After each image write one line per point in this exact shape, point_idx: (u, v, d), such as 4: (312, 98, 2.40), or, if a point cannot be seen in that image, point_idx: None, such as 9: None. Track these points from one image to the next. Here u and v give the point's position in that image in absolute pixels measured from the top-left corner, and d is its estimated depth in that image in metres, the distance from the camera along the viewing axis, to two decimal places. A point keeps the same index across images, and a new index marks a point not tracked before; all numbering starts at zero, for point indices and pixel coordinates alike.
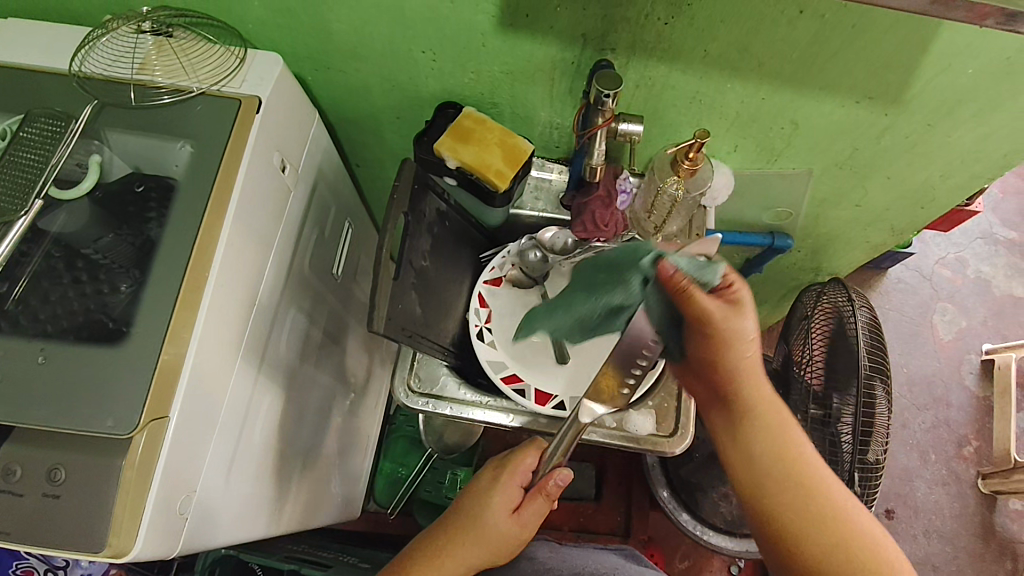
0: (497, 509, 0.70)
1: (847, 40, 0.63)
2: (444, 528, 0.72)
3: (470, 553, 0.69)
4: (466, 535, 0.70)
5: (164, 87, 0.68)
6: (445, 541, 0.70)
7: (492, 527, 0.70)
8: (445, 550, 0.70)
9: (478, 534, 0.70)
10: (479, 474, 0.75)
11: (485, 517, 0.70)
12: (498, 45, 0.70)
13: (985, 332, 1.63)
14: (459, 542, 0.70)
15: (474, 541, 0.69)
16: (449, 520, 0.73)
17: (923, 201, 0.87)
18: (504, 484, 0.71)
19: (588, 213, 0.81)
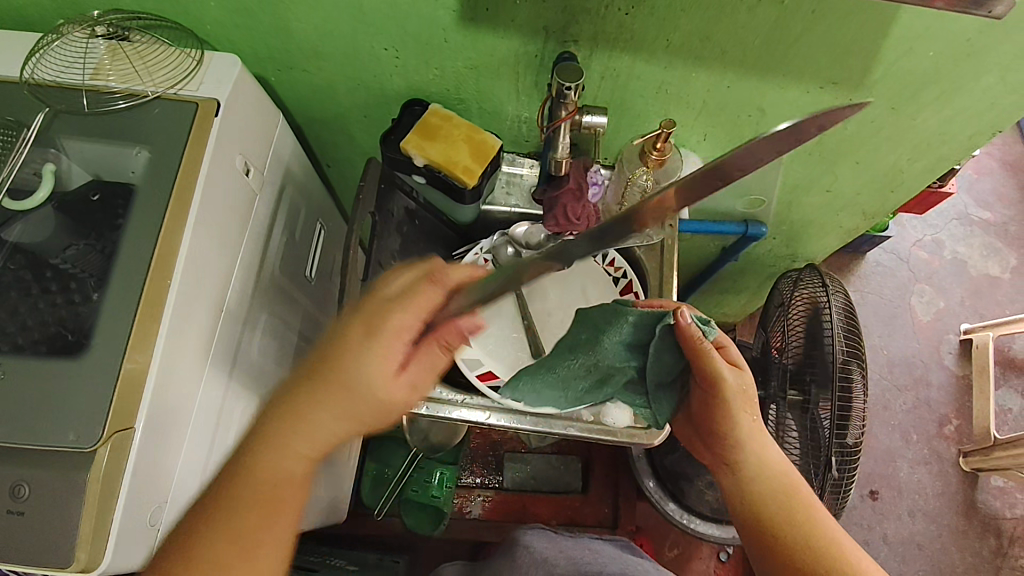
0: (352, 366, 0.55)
1: (808, 25, 0.62)
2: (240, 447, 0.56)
3: (328, 426, 0.55)
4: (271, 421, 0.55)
5: (118, 92, 0.66)
6: (285, 417, 0.55)
7: (314, 434, 0.55)
8: (298, 426, 0.55)
9: (344, 415, 0.55)
10: (333, 317, 0.61)
11: (347, 390, 0.55)
12: (461, 40, 0.69)
13: (962, 311, 1.64)
14: (300, 440, 0.55)
15: (328, 433, 0.55)
16: (264, 420, 0.56)
17: (891, 185, 0.88)
18: (362, 355, 0.55)
19: (560, 208, 0.79)
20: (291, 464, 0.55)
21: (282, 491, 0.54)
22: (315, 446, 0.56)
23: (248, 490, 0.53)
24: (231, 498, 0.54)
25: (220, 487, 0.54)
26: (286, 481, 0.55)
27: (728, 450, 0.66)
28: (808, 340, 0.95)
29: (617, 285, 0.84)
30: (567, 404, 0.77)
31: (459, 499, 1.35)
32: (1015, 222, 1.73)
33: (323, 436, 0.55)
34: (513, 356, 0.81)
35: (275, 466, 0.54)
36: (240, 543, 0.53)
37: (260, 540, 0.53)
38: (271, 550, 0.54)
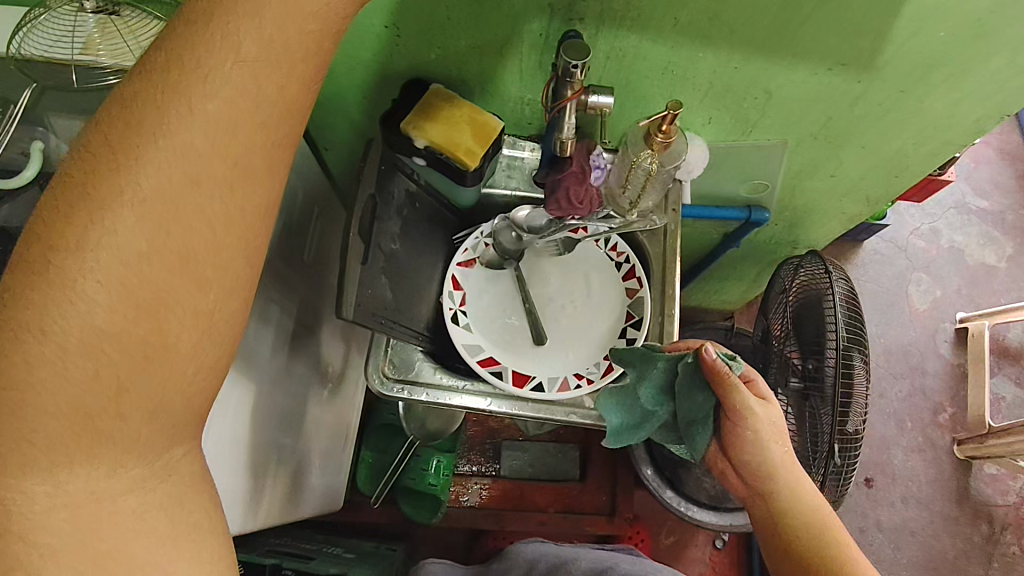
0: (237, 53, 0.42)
1: (819, 4, 0.61)
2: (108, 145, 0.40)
3: (214, 111, 0.42)
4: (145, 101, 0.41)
5: (108, 68, 0.64)
6: (143, 158, 0.40)
7: (233, 132, 0.43)
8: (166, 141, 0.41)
9: (261, 60, 0.42)
10: None
11: (251, 33, 0.42)
12: (463, 18, 0.67)
13: (958, 300, 1.65)
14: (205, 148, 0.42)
15: (241, 132, 0.43)
16: (127, 103, 0.41)
17: (897, 170, 0.87)
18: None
19: (562, 192, 0.76)
20: (194, 151, 0.41)
21: (178, 210, 0.41)
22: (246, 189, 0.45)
23: (137, 214, 0.40)
24: (88, 343, 0.39)
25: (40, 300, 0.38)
26: (207, 255, 0.43)
27: (766, 483, 0.64)
28: (810, 328, 0.94)
29: (620, 270, 0.83)
30: (570, 391, 0.76)
31: (455, 487, 1.35)
32: (1012, 211, 1.73)
33: (212, 129, 0.42)
34: (515, 342, 0.80)
35: (137, 231, 0.40)
36: (142, 357, 0.41)
37: (162, 321, 0.42)
38: (183, 353, 0.43)
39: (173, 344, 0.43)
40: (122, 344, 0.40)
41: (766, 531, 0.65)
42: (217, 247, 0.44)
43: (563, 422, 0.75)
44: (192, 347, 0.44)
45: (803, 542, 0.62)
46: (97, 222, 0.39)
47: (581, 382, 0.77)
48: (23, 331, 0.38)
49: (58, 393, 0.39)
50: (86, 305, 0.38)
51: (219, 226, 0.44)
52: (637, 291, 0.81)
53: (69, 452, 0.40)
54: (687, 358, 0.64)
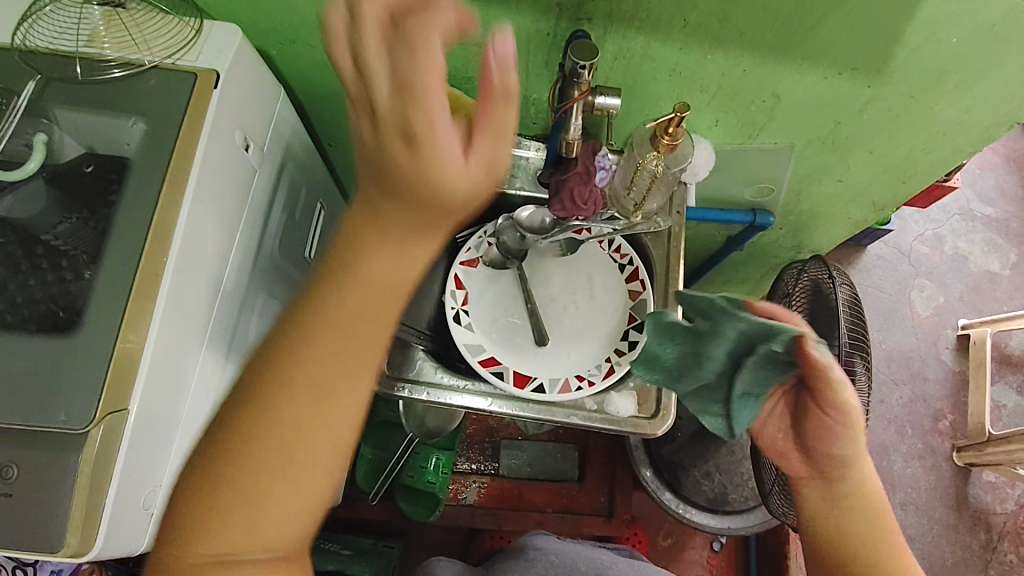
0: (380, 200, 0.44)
1: (830, 7, 0.61)
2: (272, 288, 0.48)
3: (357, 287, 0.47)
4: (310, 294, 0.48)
5: (113, 60, 0.63)
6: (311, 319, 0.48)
7: (385, 293, 0.47)
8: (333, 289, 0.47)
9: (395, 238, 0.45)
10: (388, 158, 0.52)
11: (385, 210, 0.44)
12: (471, 15, 0.67)
13: (961, 307, 1.64)
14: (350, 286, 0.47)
15: (383, 288, 0.47)
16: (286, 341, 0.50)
17: (904, 176, 0.86)
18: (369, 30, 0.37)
19: (567, 191, 0.76)
20: (329, 336, 0.48)
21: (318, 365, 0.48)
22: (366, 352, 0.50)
23: (290, 359, 0.48)
24: (256, 462, 0.48)
25: (240, 408, 0.49)
26: (326, 442, 0.49)
27: (842, 484, 0.64)
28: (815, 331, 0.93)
29: (623, 272, 0.82)
30: (572, 393, 0.76)
31: (454, 486, 1.34)
32: (1017, 219, 1.73)
33: (344, 312, 0.47)
34: (516, 343, 0.78)
35: (290, 403, 0.48)
36: (275, 473, 0.48)
37: (291, 434, 0.48)
38: (307, 471, 0.49)
39: (292, 456, 0.48)
40: (255, 461, 0.48)
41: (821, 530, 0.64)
42: (309, 464, 0.49)
43: (562, 424, 0.75)
44: (315, 480, 0.50)
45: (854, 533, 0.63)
46: (248, 439, 0.48)
47: (582, 384, 0.76)
48: (222, 439, 0.49)
49: (226, 490, 0.48)
50: (251, 470, 0.48)
51: (307, 451, 0.49)
52: (639, 293, 0.81)
53: (225, 506, 0.48)
54: (776, 346, 0.57)
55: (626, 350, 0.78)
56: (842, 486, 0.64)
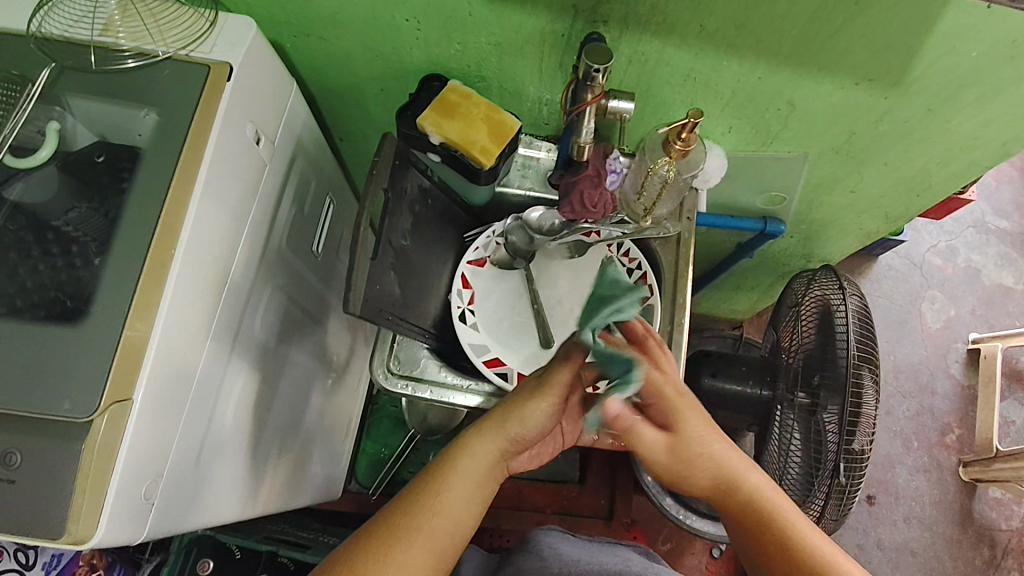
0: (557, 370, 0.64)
1: (850, 17, 0.60)
2: (420, 485, 0.62)
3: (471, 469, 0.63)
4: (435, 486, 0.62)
5: (127, 50, 0.63)
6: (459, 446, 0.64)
7: (478, 441, 0.65)
8: (443, 492, 0.61)
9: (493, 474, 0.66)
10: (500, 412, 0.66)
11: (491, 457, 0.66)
12: (485, 15, 0.67)
13: (972, 321, 1.62)
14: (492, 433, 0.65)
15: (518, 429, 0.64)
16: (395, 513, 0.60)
17: (919, 188, 0.85)
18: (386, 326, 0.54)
19: (577, 194, 0.76)
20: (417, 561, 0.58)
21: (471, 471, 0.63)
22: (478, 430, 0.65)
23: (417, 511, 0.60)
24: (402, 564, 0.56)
25: (401, 505, 0.61)
26: None
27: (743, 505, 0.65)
28: (819, 344, 0.93)
29: (631, 276, 0.81)
30: None
31: None
32: None
33: (460, 511, 0.61)
34: (521, 343, 0.79)
35: (415, 557, 0.57)
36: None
37: (444, 521, 0.60)
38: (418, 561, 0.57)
39: None
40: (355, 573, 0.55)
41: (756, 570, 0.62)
42: None
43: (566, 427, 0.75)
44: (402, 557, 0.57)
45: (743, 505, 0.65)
46: None
47: None
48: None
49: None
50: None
51: None
52: (648, 298, 0.80)
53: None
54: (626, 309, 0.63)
55: None
56: (748, 513, 0.64)
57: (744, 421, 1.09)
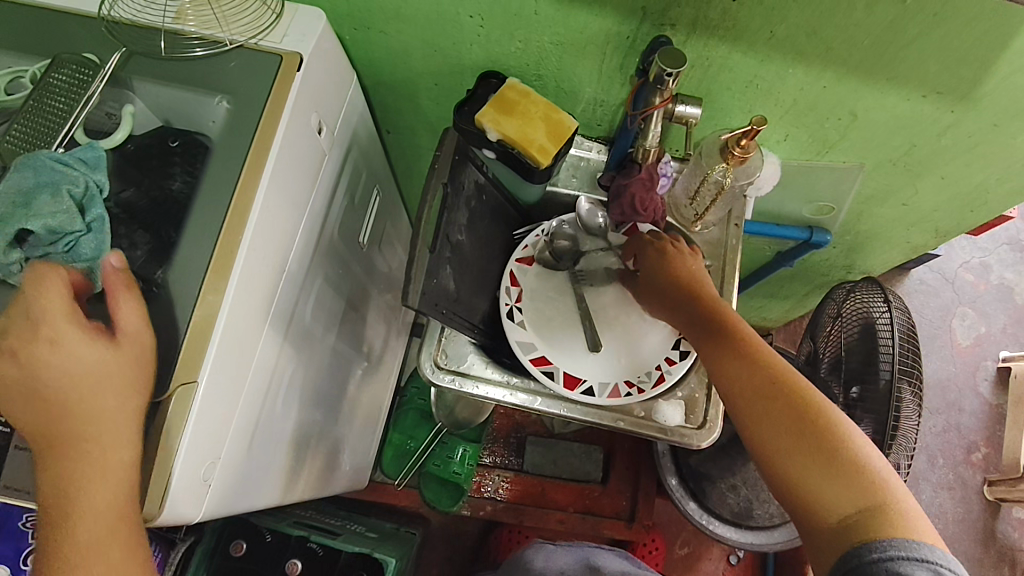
0: (52, 292, 0.53)
1: (925, 29, 0.59)
2: (43, 468, 0.51)
3: (109, 434, 0.51)
4: (63, 465, 0.51)
5: (197, 38, 0.64)
6: (55, 414, 0.51)
7: (59, 390, 0.51)
8: (70, 457, 0.51)
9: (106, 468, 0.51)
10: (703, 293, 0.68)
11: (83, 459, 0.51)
12: (552, 14, 0.66)
13: (1004, 339, 1.61)
14: (17, 411, 0.52)
15: (44, 388, 0.51)
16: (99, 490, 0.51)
17: (974, 204, 0.85)
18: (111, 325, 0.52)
19: (628, 196, 0.76)
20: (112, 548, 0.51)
21: (81, 363, 0.51)
22: (95, 407, 0.52)
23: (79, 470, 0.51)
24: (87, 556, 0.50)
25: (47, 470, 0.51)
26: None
27: (763, 384, 0.58)
28: (862, 357, 0.92)
29: None
30: (621, 398, 0.76)
31: (478, 478, 1.34)
32: None
33: (111, 464, 0.51)
34: (565, 344, 0.78)
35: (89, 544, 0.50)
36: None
37: (90, 452, 0.50)
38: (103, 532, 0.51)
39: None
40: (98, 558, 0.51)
41: (784, 469, 0.54)
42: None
43: (609, 428, 0.76)
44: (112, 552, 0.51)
45: (784, 397, 0.56)
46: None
47: (632, 390, 0.76)
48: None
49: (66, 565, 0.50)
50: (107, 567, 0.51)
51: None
52: None
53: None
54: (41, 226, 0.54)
55: (677, 360, 0.77)
56: (772, 391, 0.57)
57: None
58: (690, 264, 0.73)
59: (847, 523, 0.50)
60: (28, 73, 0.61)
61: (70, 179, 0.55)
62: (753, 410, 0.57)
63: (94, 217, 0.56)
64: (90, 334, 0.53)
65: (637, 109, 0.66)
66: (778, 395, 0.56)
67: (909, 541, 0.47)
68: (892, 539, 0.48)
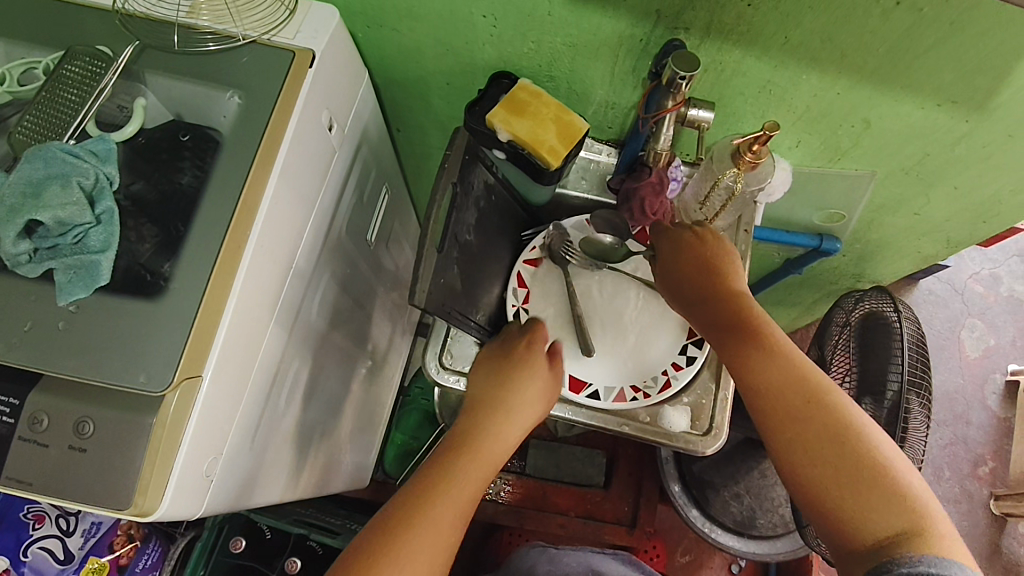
0: (477, 374, 0.73)
1: (943, 36, 0.59)
2: (424, 480, 0.64)
3: (476, 484, 0.66)
4: (442, 484, 0.64)
5: (210, 33, 0.64)
6: (473, 455, 0.67)
7: (499, 456, 0.69)
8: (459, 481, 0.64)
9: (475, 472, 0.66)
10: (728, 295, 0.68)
11: (472, 461, 0.66)
12: (566, 15, 0.66)
13: (1013, 352, 1.59)
14: (466, 412, 0.71)
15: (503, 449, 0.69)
16: (451, 470, 0.65)
17: (986, 215, 0.84)
18: (540, 348, 0.74)
19: (637, 201, 0.76)
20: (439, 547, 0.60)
21: (517, 357, 0.73)
22: (509, 411, 0.70)
23: (472, 453, 0.67)
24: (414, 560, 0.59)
25: (425, 479, 0.64)
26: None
27: (794, 398, 0.60)
28: (869, 366, 0.92)
29: None
30: (627, 402, 0.76)
31: None
32: None
33: (468, 501, 0.64)
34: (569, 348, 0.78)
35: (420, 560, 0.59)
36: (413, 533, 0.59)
37: (483, 448, 0.68)
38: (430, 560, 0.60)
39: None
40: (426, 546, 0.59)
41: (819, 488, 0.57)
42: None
43: (613, 433, 0.76)
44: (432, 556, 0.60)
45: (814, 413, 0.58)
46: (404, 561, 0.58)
47: (637, 395, 0.76)
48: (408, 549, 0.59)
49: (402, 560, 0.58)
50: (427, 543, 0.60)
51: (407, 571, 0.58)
52: None
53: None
54: (42, 216, 0.53)
55: (684, 366, 0.76)
56: (802, 403, 0.59)
57: None
58: (716, 255, 0.71)
59: (882, 544, 0.54)
60: (41, 64, 0.61)
61: (80, 170, 0.55)
62: (786, 424, 0.59)
63: (104, 209, 0.56)
64: (539, 369, 0.72)
65: (649, 112, 0.66)
66: (815, 412, 0.59)
67: (942, 560, 0.51)
68: (924, 557, 0.51)
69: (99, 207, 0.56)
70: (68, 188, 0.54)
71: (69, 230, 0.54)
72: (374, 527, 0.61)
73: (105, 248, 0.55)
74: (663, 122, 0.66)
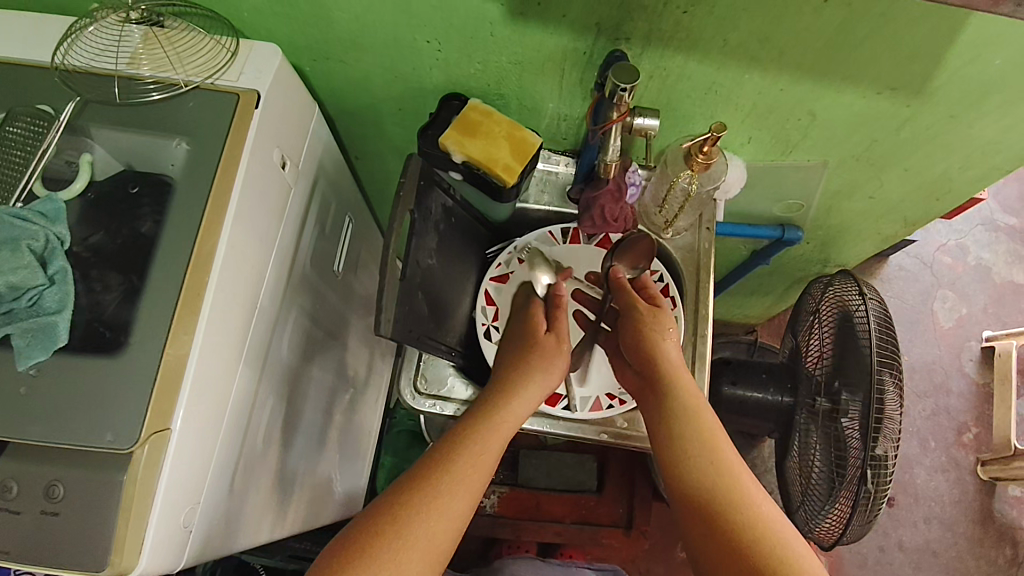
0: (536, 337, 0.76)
1: (872, 31, 0.60)
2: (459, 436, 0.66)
3: (494, 451, 0.65)
4: (466, 447, 0.64)
5: (151, 82, 0.64)
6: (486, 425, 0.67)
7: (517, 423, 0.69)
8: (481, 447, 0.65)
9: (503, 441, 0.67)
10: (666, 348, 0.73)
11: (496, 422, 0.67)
12: (507, 35, 0.67)
13: (985, 319, 1.62)
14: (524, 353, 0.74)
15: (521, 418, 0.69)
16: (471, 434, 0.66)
17: (938, 193, 0.86)
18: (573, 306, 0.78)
19: (597, 209, 0.77)
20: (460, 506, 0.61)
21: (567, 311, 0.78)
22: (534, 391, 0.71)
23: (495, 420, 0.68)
24: (428, 527, 0.59)
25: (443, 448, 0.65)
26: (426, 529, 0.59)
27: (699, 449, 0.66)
28: (840, 346, 0.93)
29: (653, 288, 0.82)
30: (603, 411, 0.77)
31: None
32: None
33: (489, 466, 0.64)
34: None
35: (428, 522, 0.59)
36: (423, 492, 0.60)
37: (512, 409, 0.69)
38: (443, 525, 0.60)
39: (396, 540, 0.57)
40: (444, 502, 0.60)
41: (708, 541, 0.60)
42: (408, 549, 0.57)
43: (593, 441, 0.78)
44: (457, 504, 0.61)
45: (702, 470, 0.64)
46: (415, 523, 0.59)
47: (612, 402, 0.78)
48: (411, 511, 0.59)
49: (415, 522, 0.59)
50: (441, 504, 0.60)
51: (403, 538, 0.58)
52: (670, 310, 0.80)
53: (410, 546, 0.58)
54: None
55: None
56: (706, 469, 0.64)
57: (763, 428, 1.09)
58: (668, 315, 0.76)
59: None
60: None
61: (31, 233, 0.55)
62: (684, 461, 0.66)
63: (57, 270, 0.56)
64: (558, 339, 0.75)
65: (597, 129, 0.67)
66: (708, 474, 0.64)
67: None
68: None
69: (53, 270, 0.55)
70: (19, 253, 0.53)
71: (21, 295, 0.54)
72: (385, 499, 0.61)
73: (61, 310, 0.55)
74: (610, 140, 0.68)
